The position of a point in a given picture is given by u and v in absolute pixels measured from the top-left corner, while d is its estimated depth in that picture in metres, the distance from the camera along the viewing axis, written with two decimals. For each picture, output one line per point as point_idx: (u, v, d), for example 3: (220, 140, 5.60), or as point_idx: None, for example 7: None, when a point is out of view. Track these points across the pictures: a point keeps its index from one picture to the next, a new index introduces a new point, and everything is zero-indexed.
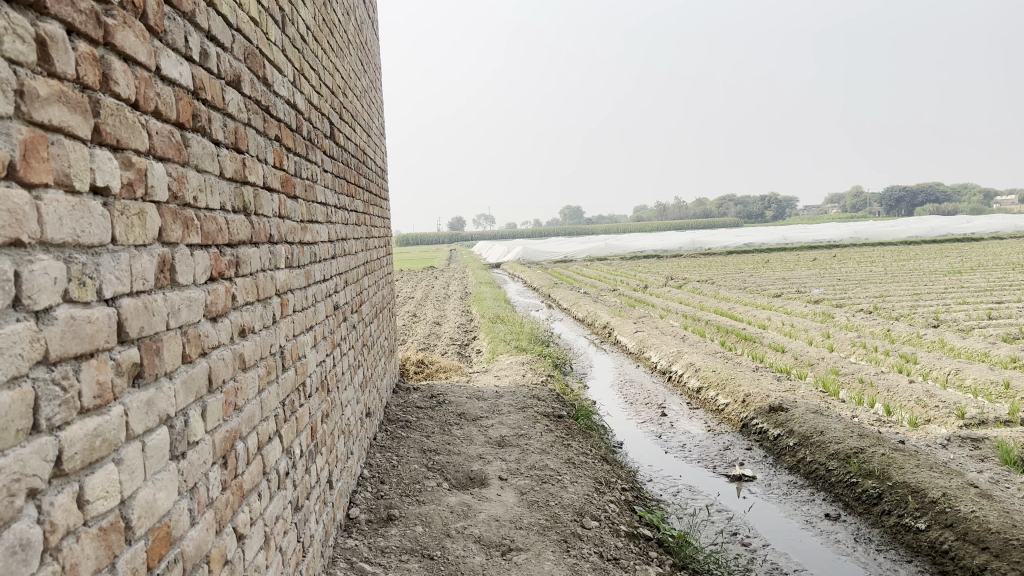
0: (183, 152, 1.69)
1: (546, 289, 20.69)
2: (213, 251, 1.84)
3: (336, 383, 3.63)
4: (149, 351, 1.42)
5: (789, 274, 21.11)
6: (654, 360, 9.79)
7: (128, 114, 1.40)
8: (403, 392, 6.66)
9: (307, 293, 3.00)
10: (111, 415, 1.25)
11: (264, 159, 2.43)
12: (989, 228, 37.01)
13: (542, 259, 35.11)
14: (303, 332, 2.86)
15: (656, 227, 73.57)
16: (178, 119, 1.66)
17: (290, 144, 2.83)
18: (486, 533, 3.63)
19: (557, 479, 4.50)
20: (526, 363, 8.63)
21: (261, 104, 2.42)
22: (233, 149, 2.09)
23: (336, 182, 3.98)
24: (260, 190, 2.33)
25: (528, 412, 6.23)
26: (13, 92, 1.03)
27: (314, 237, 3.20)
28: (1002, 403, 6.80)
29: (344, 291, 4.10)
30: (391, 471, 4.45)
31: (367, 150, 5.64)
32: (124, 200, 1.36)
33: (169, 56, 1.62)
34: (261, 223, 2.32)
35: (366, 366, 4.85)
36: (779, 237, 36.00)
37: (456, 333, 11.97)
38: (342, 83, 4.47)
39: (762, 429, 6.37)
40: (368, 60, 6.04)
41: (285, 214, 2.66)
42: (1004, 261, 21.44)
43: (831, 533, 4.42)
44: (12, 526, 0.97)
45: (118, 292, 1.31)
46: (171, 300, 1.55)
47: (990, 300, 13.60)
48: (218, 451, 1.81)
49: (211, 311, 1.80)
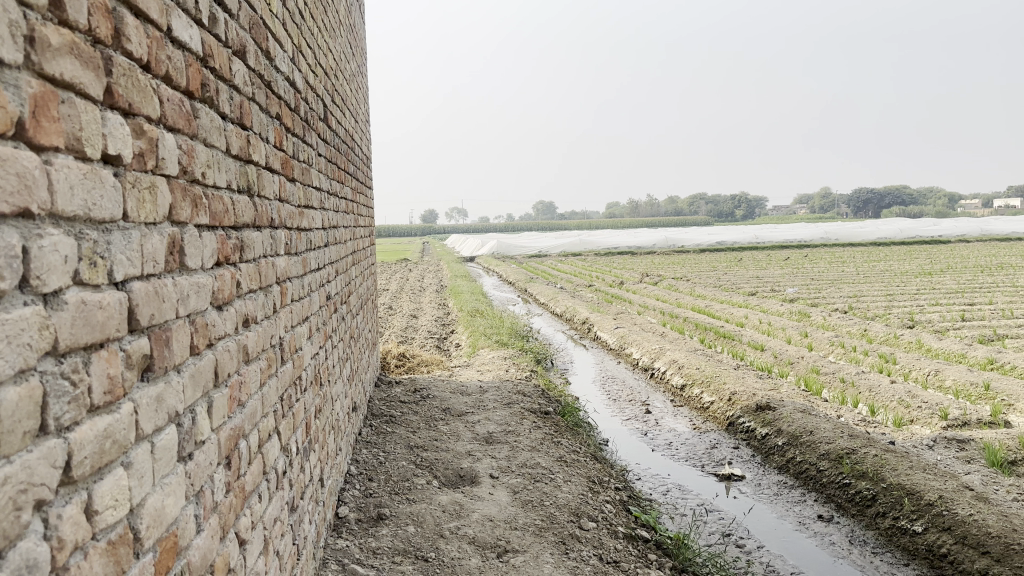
0: (193, 124, 1.54)
1: (523, 283, 20.57)
2: (220, 232, 1.69)
3: (327, 377, 3.48)
4: (159, 341, 1.29)
5: (762, 273, 21.19)
6: (636, 356, 9.73)
7: (139, 76, 1.25)
8: (385, 385, 6.52)
9: (303, 281, 2.85)
10: (121, 413, 1.11)
11: (267, 138, 2.27)
12: (957, 231, 37.60)
13: (517, 253, 34.97)
14: (300, 322, 2.71)
15: (630, 223, 73.87)
16: (187, 87, 1.52)
17: (289, 123, 2.67)
18: (481, 533, 3.52)
19: (550, 478, 4.39)
20: (509, 359, 8.50)
21: (264, 79, 2.26)
22: (238, 124, 1.93)
23: (328, 166, 3.79)
24: (263, 170, 2.16)
25: (514, 408, 6.13)
26: (22, 38, 0.89)
27: (310, 224, 3.05)
28: (983, 404, 6.82)
29: (334, 281, 3.95)
30: (379, 468, 4.31)
31: (354, 137, 5.47)
32: (135, 172, 1.22)
33: (179, 17, 1.47)
34: (264, 206, 2.17)
35: (352, 358, 4.70)
36: (752, 236, 36.22)
37: (434, 327, 11.79)
38: (333, 65, 4.30)
39: (748, 428, 6.33)
40: (356, 46, 5.87)
41: (285, 197, 2.50)
42: (972, 264, 21.75)
43: (825, 535, 4.37)
44: (17, 545, 0.84)
45: (128, 275, 1.17)
46: (181, 286, 1.41)
47: (962, 302, 13.75)
48: (223, 452, 1.67)
49: (217, 298, 1.65)
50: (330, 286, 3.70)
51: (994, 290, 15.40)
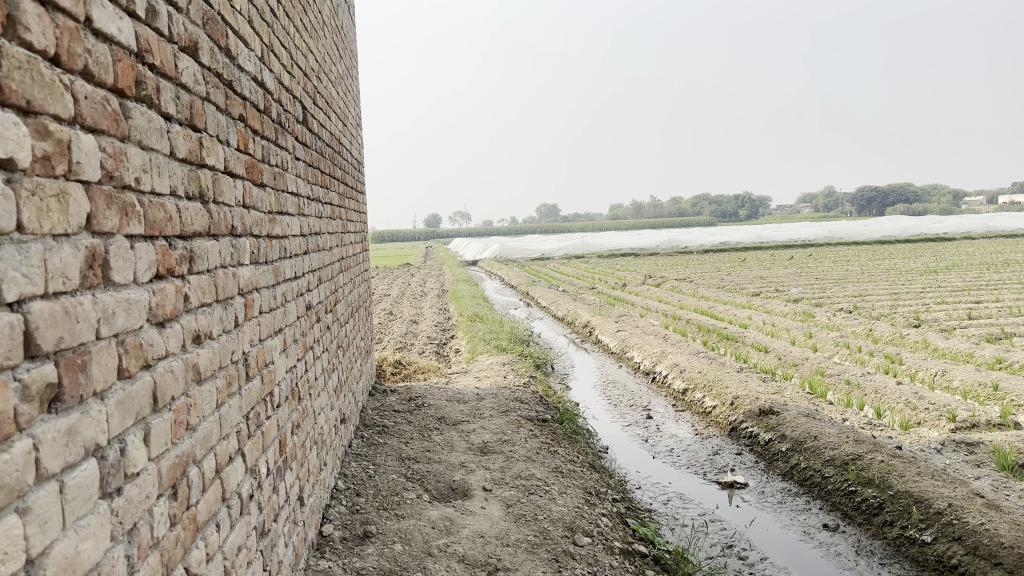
0: (122, 125, 1.40)
1: (524, 287, 20.39)
2: (161, 243, 1.55)
3: (308, 391, 3.33)
4: (71, 367, 1.15)
5: (766, 273, 21.00)
6: (637, 360, 9.57)
7: (44, 70, 1.12)
8: (380, 394, 6.38)
9: (276, 292, 2.71)
10: (12, 452, 0.98)
11: (226, 141, 2.13)
12: (962, 227, 37.33)
13: (519, 256, 34.80)
14: (270, 335, 2.57)
15: (633, 225, 73.66)
16: (116, 83, 1.38)
17: (256, 126, 2.53)
18: (471, 551, 3.37)
19: (545, 490, 4.24)
20: (507, 364, 8.35)
21: (222, 79, 2.12)
22: (187, 126, 1.79)
23: (308, 171, 3.65)
24: (219, 175, 2.03)
25: (511, 416, 5.98)
26: None
27: (284, 231, 2.90)
28: (992, 404, 6.65)
29: (317, 290, 3.81)
30: (368, 482, 4.17)
31: (342, 140, 5.32)
32: (38, 177, 1.09)
33: (104, 6, 1.32)
34: (221, 213, 2.03)
35: (341, 369, 4.56)
36: (755, 235, 36.01)
37: (434, 332, 11.65)
38: (316, 66, 4.15)
39: (752, 433, 6.17)
40: (344, 48, 5.72)
41: (250, 203, 2.36)
42: (978, 261, 21.51)
43: (831, 545, 4.21)
44: None
45: (25, 295, 1.04)
46: (104, 303, 1.27)
47: (968, 300, 13.56)
48: (166, 483, 1.53)
49: (157, 314, 1.51)
50: (311, 295, 3.56)
51: (1000, 287, 15.19)
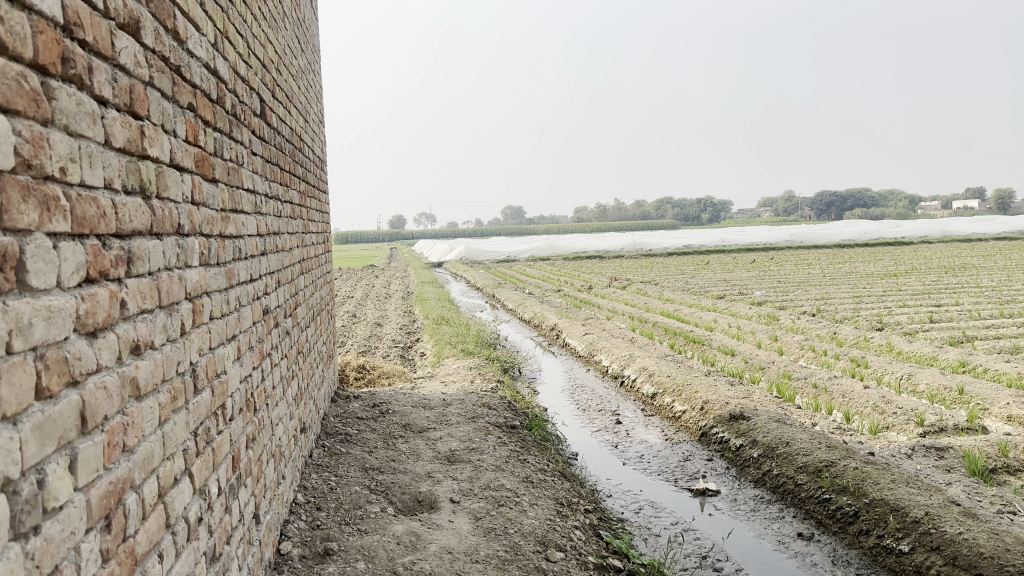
0: (44, 106, 1.22)
1: (490, 290, 20.20)
2: (91, 243, 1.37)
3: (264, 400, 3.13)
4: None
5: (729, 276, 21.13)
6: (605, 364, 9.47)
7: None
8: (343, 401, 6.17)
9: (229, 295, 2.52)
10: None
11: (172, 131, 1.94)
12: (917, 230, 38.16)
13: (485, 258, 34.64)
14: (222, 342, 2.38)
15: (597, 228, 73.96)
16: (36, 59, 1.20)
17: (207, 115, 2.34)
18: (438, 568, 3.21)
19: (515, 502, 4.09)
20: (474, 369, 8.18)
21: (168, 62, 1.93)
22: (125, 113, 1.61)
23: (265, 167, 3.44)
24: (164, 168, 1.84)
25: (478, 423, 5.82)
26: None
27: (238, 231, 2.71)
28: (959, 408, 6.66)
29: (275, 293, 3.60)
30: (329, 495, 3.97)
31: (304, 136, 5.10)
32: None
33: None
34: (165, 209, 1.84)
35: (300, 376, 4.35)
36: (719, 239, 36.28)
37: (399, 336, 11.39)
38: (275, 58, 3.94)
39: (722, 439, 6.09)
40: (306, 41, 5.50)
41: (199, 198, 2.17)
42: (935, 265, 21.93)
43: (806, 555, 4.13)
44: None
45: None
46: (19, 312, 1.10)
47: (928, 303, 13.76)
48: (97, 515, 1.34)
49: (87, 322, 1.33)
50: (269, 298, 3.36)
51: (958, 290, 15.47)
